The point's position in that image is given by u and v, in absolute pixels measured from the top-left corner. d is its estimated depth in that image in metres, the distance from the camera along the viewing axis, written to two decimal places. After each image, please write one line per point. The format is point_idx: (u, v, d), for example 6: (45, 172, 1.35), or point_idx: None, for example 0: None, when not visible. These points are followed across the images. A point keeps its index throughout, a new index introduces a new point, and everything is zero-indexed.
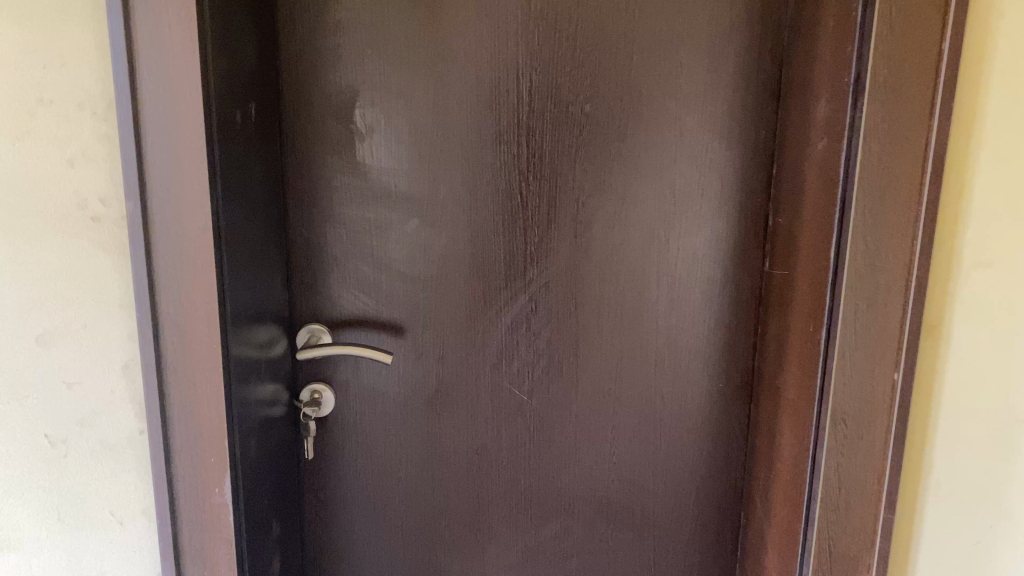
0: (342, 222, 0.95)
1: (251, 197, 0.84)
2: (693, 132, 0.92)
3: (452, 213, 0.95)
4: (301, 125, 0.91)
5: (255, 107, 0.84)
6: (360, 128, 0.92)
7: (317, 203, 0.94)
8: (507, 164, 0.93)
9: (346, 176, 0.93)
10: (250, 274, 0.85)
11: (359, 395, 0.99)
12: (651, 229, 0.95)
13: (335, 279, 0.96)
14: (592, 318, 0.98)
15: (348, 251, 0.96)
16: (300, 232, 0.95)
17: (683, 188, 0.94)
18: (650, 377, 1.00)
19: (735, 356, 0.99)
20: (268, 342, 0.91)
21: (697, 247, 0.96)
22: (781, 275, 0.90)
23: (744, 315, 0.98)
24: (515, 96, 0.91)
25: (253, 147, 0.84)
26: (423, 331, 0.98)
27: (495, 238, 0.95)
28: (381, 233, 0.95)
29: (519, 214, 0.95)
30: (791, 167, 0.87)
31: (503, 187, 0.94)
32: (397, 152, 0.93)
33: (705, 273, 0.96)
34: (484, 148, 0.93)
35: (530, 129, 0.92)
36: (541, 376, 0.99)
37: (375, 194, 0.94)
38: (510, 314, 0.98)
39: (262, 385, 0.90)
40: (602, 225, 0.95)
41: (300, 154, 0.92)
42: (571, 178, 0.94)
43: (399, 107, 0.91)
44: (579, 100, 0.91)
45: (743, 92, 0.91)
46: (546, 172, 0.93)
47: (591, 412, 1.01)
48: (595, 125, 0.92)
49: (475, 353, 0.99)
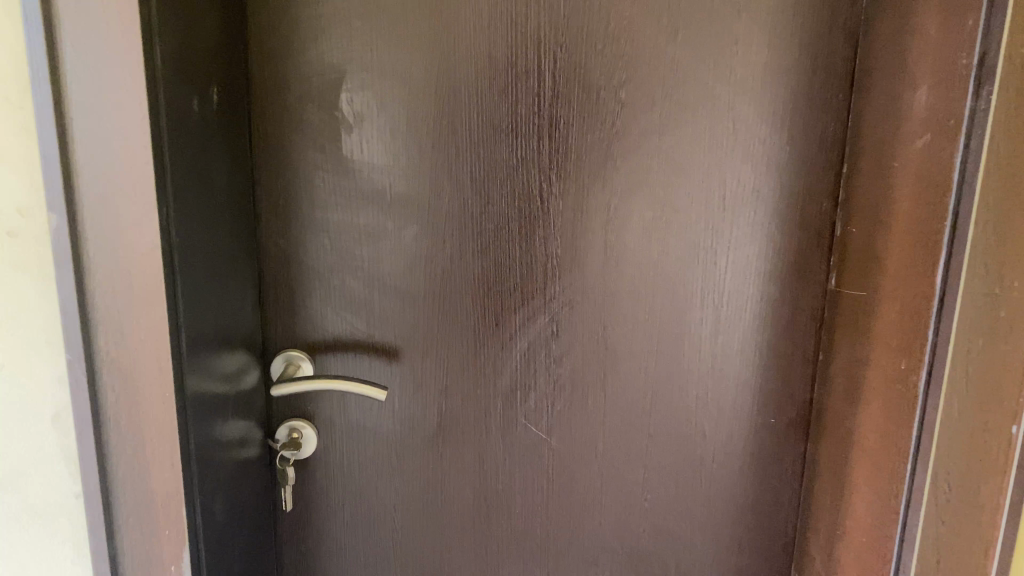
0: (326, 228, 0.80)
1: (213, 201, 0.69)
2: (749, 124, 0.77)
3: (457, 219, 0.79)
4: (276, 113, 0.76)
5: (218, 91, 0.69)
6: (346, 116, 0.77)
7: (295, 207, 0.79)
8: (525, 162, 0.78)
9: (330, 174, 0.78)
10: (212, 298, 0.70)
11: (347, 433, 0.84)
12: (696, 239, 0.80)
13: (318, 296, 0.82)
14: (623, 344, 0.83)
15: (333, 265, 0.81)
16: (276, 241, 0.80)
17: (735, 190, 0.78)
18: (690, 412, 0.85)
19: (790, 389, 0.84)
20: (235, 376, 0.76)
21: (749, 261, 0.80)
22: (854, 296, 0.75)
23: (802, 341, 0.83)
24: (535, 78, 0.76)
25: (217, 142, 0.69)
26: (423, 357, 0.83)
27: (508, 250, 0.80)
28: (373, 242, 0.80)
29: (538, 220, 0.79)
30: (874, 167, 0.72)
31: (519, 188, 0.79)
32: (392, 146, 0.78)
33: (756, 291, 0.81)
34: (497, 142, 0.77)
35: (553, 119, 0.77)
36: (562, 411, 0.85)
37: (365, 196, 0.79)
38: (526, 339, 0.83)
39: (229, 425, 0.75)
40: (635, 234, 0.80)
41: (275, 148, 0.77)
42: (600, 177, 0.78)
43: (394, 91, 0.76)
44: (612, 84, 0.76)
45: (810, 76, 0.75)
46: (569, 171, 0.78)
47: (621, 453, 0.86)
48: (631, 114, 0.77)
49: (485, 384, 0.84)
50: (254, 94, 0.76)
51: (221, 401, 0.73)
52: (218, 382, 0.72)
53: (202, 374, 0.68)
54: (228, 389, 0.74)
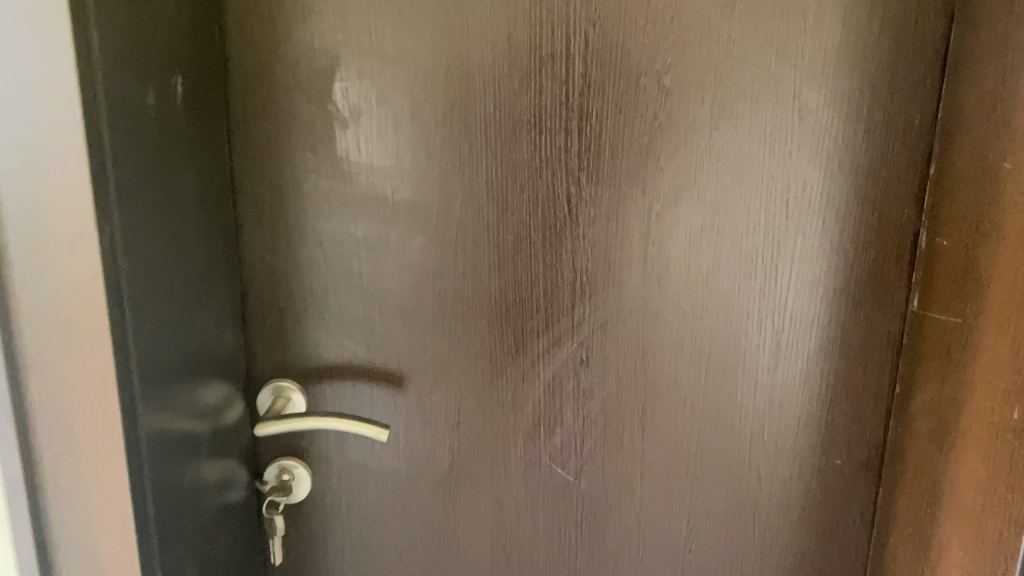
0: (320, 241, 0.68)
1: (179, 212, 0.58)
2: (817, 116, 0.64)
3: (471, 228, 0.68)
4: (259, 107, 0.65)
5: (184, 80, 0.57)
6: (341, 109, 0.65)
7: (282, 216, 0.68)
8: (551, 162, 0.66)
9: (323, 178, 0.67)
10: (179, 325, 0.59)
11: (345, 473, 0.74)
12: (753, 252, 0.68)
13: (312, 318, 0.71)
14: (665, 375, 0.71)
15: (328, 283, 0.70)
16: (261, 256, 0.69)
17: (800, 195, 0.66)
18: (742, 453, 0.73)
19: (861, 427, 0.72)
20: (215, 410, 0.66)
21: (816, 279, 0.68)
22: (947, 321, 0.63)
23: (876, 372, 0.70)
24: (562, 63, 0.64)
25: (184, 142, 0.58)
26: (432, 388, 0.72)
27: (529, 265, 0.69)
28: (373, 257, 0.69)
29: (565, 230, 0.68)
30: (976, 169, 0.60)
31: (543, 193, 0.67)
32: (395, 144, 0.66)
33: (822, 314, 0.69)
34: (518, 139, 0.66)
35: (585, 111, 0.65)
36: (592, 451, 0.73)
37: (364, 203, 0.67)
38: (551, 368, 0.71)
39: (206, 469, 0.65)
40: (681, 247, 0.68)
41: (258, 147, 0.66)
42: (639, 179, 0.67)
43: (397, 81, 0.65)
44: (655, 70, 0.64)
45: (894, 60, 0.63)
46: (602, 173, 0.66)
47: (662, 498, 0.75)
48: (677, 104, 0.65)
49: (503, 420, 0.73)
50: (232, 84, 0.65)
51: (195, 441, 0.62)
52: (190, 421, 0.61)
53: (169, 416, 0.57)
54: (203, 428, 0.64)
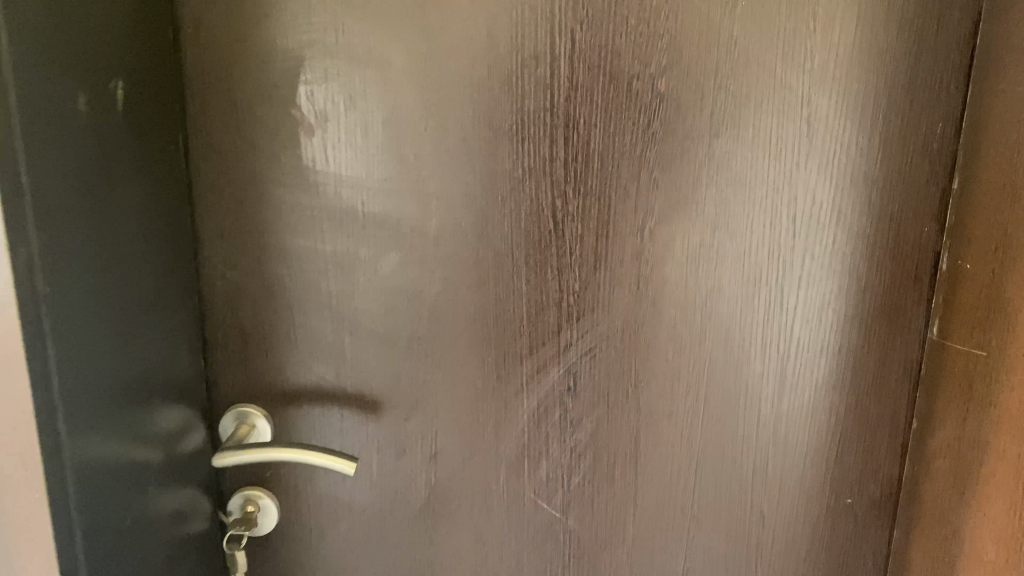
0: (286, 257, 0.63)
1: (121, 230, 0.53)
2: (826, 124, 0.58)
3: (448, 245, 0.62)
4: (217, 111, 0.60)
5: (127, 86, 0.52)
6: (307, 114, 0.60)
7: (244, 230, 0.62)
8: (535, 174, 0.61)
9: (288, 190, 0.61)
10: (123, 352, 0.54)
11: (315, 505, 0.69)
12: (757, 273, 0.62)
13: (277, 339, 0.65)
14: (660, 405, 0.65)
15: (295, 302, 0.64)
16: (222, 273, 0.64)
17: (809, 211, 0.60)
18: (744, 490, 0.67)
19: (874, 464, 0.66)
20: (169, 439, 0.61)
21: (825, 303, 0.62)
22: (969, 353, 0.57)
23: (891, 404, 0.64)
24: (546, 65, 0.58)
25: (127, 154, 0.53)
26: (407, 415, 0.67)
27: (512, 285, 0.63)
28: (343, 275, 0.63)
29: (550, 248, 0.62)
30: (1003, 186, 0.53)
31: (525, 207, 0.61)
32: (366, 153, 0.60)
33: (831, 341, 0.63)
34: (499, 148, 0.60)
35: (572, 117, 0.59)
36: (580, 484, 0.68)
37: (332, 217, 0.62)
38: (535, 396, 0.66)
39: (158, 503, 0.60)
40: (677, 267, 0.62)
41: (216, 155, 0.61)
42: (631, 192, 0.61)
43: (367, 84, 0.59)
44: (649, 73, 0.58)
45: (913, 63, 0.57)
46: (591, 185, 0.61)
47: (656, 536, 0.69)
48: (673, 111, 0.59)
49: (484, 451, 0.67)
50: (187, 86, 0.59)
51: (144, 476, 0.57)
52: (138, 453, 0.56)
53: (110, 453, 0.52)
54: (155, 459, 0.59)
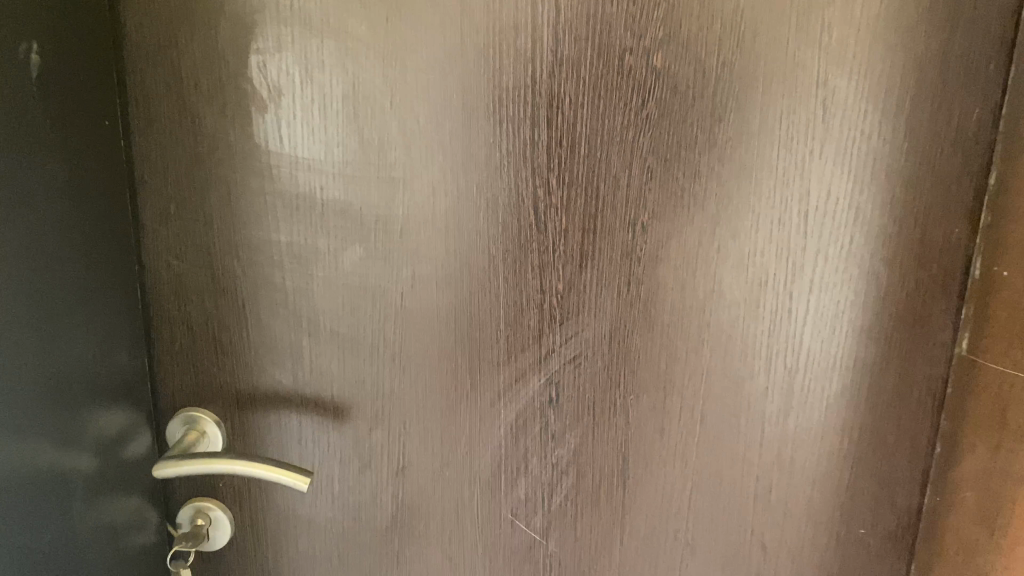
0: (237, 247, 0.57)
1: (40, 214, 0.47)
2: (845, 109, 0.51)
3: (417, 238, 0.56)
4: (159, 83, 0.53)
5: (45, 52, 0.46)
6: (259, 88, 0.53)
7: (190, 218, 0.56)
8: (514, 159, 0.54)
9: (238, 173, 0.55)
10: (44, 352, 0.48)
11: (272, 519, 0.63)
12: (763, 276, 0.55)
13: (229, 338, 0.59)
14: (652, 421, 0.59)
15: (247, 298, 0.58)
16: (167, 263, 0.57)
17: (822, 207, 0.53)
18: (744, 516, 0.60)
19: (890, 492, 0.59)
20: (107, 445, 0.55)
21: (840, 311, 0.55)
22: (1003, 372, 0.51)
23: (912, 426, 0.57)
24: (527, 36, 0.51)
25: (45, 130, 0.46)
26: (372, 424, 0.61)
27: (487, 284, 0.57)
28: (300, 269, 0.57)
29: (531, 243, 0.55)
30: None
31: (503, 197, 0.55)
32: (324, 133, 0.54)
33: (845, 354, 0.56)
34: (474, 129, 0.53)
35: (556, 97, 0.52)
36: (563, 505, 0.62)
37: (287, 204, 0.56)
38: (513, 407, 0.59)
39: (90, 517, 0.54)
40: (672, 267, 0.55)
41: (159, 132, 0.54)
42: (622, 182, 0.54)
43: (325, 55, 0.52)
44: (644, 47, 0.51)
45: (948, 41, 0.50)
46: (577, 174, 0.54)
47: (646, 564, 0.63)
48: (670, 90, 0.52)
49: (457, 465, 0.61)
50: (126, 54, 0.53)
51: (71, 487, 0.51)
52: (65, 461, 0.50)
53: (27, 462, 0.46)
54: (86, 467, 0.53)
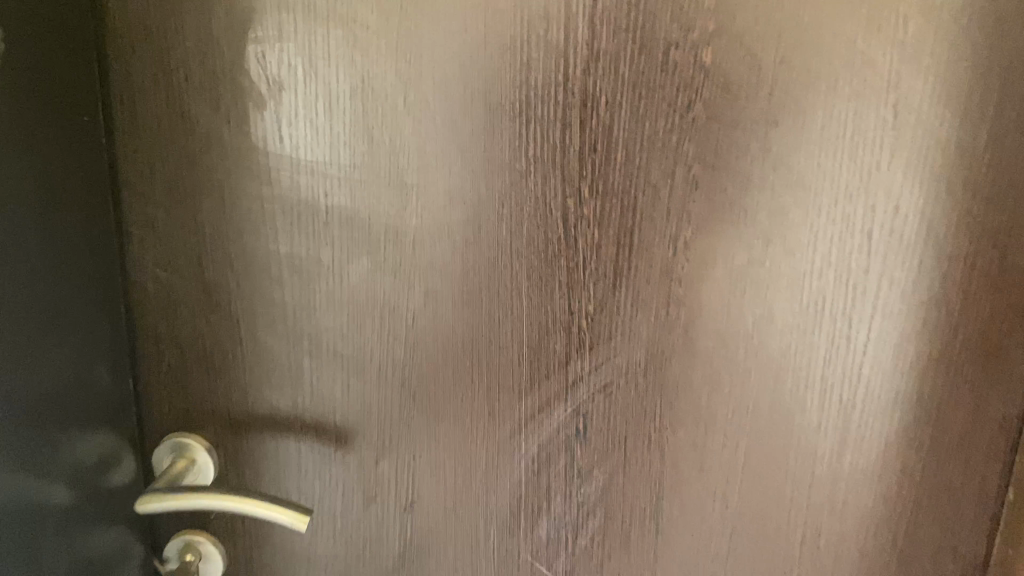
0: (232, 258, 0.51)
1: (8, 221, 0.41)
2: (919, 114, 0.45)
3: (431, 252, 0.50)
4: (146, 76, 0.48)
5: (12, 39, 0.40)
6: (257, 82, 0.48)
7: (180, 225, 0.51)
8: (541, 166, 0.48)
9: (232, 176, 0.50)
10: (12, 377, 0.43)
11: (270, 553, 0.58)
12: (819, 300, 0.49)
13: (222, 357, 0.54)
14: (690, 458, 0.53)
15: (243, 314, 0.53)
16: (154, 275, 0.52)
17: (889, 224, 0.47)
18: (789, 564, 0.55)
19: (954, 542, 0.53)
20: (86, 476, 0.50)
21: (905, 341, 0.49)
22: None
23: (981, 470, 0.51)
24: (558, 28, 0.45)
25: (14, 127, 0.41)
26: (379, 454, 0.55)
27: (507, 304, 0.51)
28: (301, 283, 0.52)
29: (559, 259, 0.50)
30: None
31: (528, 208, 0.49)
32: (330, 133, 0.48)
33: (908, 388, 0.50)
34: (496, 132, 0.48)
35: (590, 96, 0.46)
36: (589, 547, 0.56)
37: (287, 211, 0.50)
38: (535, 440, 0.53)
39: (66, 556, 0.48)
40: (716, 289, 0.49)
41: (145, 131, 0.49)
42: (662, 193, 0.48)
43: (331, 46, 0.46)
44: (692, 42, 0.45)
45: None
46: (612, 183, 0.48)
47: None
48: (721, 92, 0.46)
49: (472, 502, 0.55)
50: (109, 43, 0.47)
51: (46, 524, 0.46)
52: (39, 494, 0.45)
53: None
54: (62, 500, 0.48)
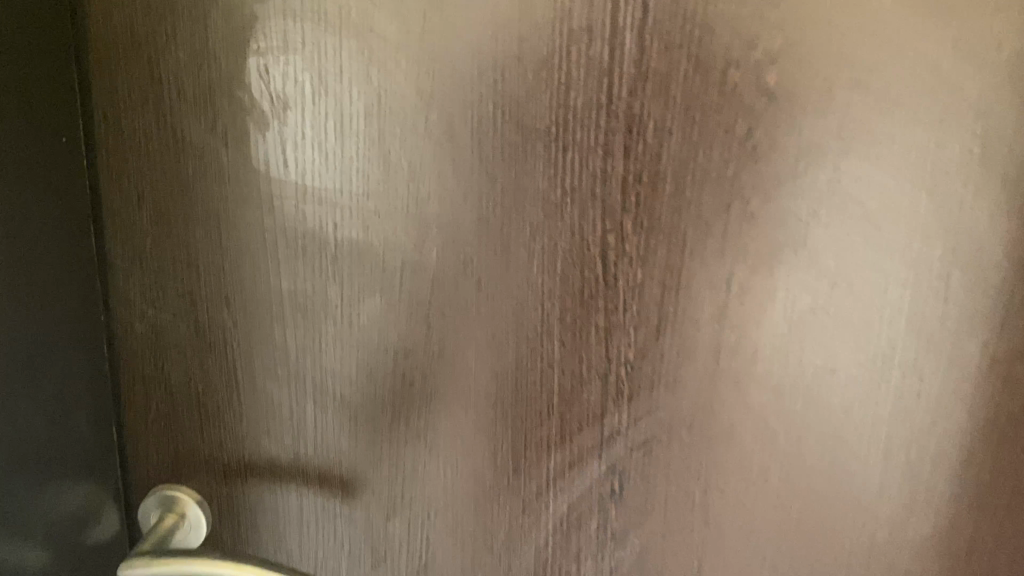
0: (228, 294, 0.46)
1: None
2: (1011, 145, 0.40)
3: (452, 291, 0.45)
4: (133, 91, 0.43)
5: None
6: (259, 99, 0.42)
7: (170, 258, 0.45)
8: (578, 197, 0.43)
9: (229, 204, 0.44)
10: None
11: None
12: (888, 351, 0.43)
13: (216, 402, 0.49)
14: (736, 521, 0.47)
15: (240, 355, 0.47)
16: (141, 312, 0.47)
17: (971, 268, 0.42)
18: None
19: None
20: (61, 536, 0.45)
21: (982, 397, 0.44)
22: None
23: None
24: (602, 42, 0.40)
25: None
26: (389, 510, 0.50)
27: (537, 350, 0.45)
28: (306, 322, 0.46)
29: (596, 301, 0.44)
30: None
31: (562, 244, 0.43)
32: (340, 158, 0.43)
33: (983, 449, 0.45)
34: (529, 159, 0.42)
35: (637, 120, 0.41)
36: None
37: (290, 244, 0.45)
38: (564, 498, 0.48)
39: None
40: (772, 337, 0.44)
41: (132, 152, 0.44)
42: (715, 229, 0.42)
43: (344, 59, 0.41)
44: (755, 60, 0.39)
45: None
46: (659, 218, 0.42)
47: None
48: (786, 117, 0.40)
49: (492, 563, 0.50)
50: (91, 54, 0.42)
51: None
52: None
53: None
54: (32, 561, 0.44)
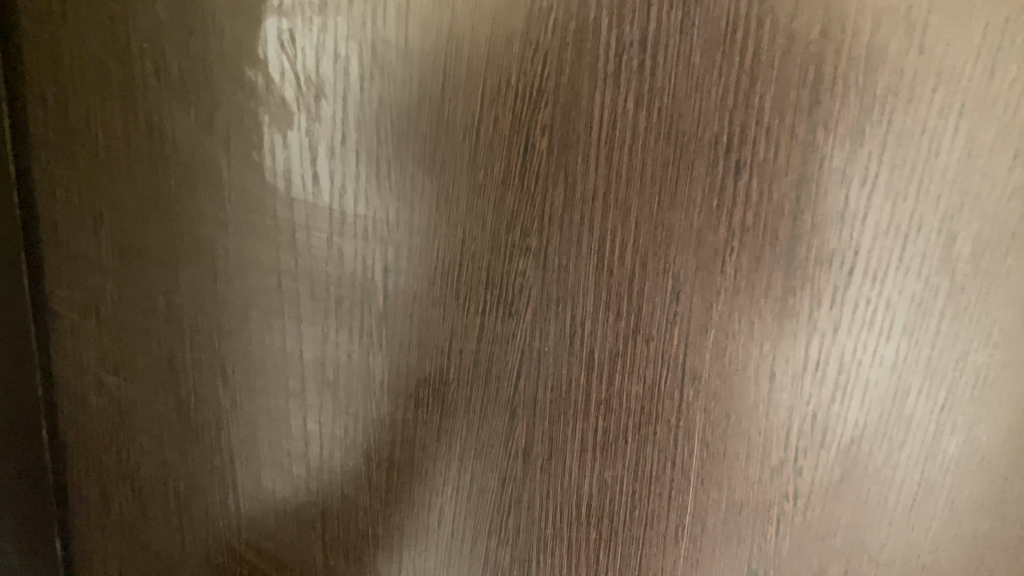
0: (225, 360, 0.35)
1: None
2: None
3: (551, 365, 0.32)
4: (102, 91, 0.32)
5: None
6: (280, 90, 0.31)
7: (145, 309, 0.35)
8: (751, 241, 0.29)
9: (235, 237, 0.33)
10: None
11: None
12: None
13: (205, 500, 0.37)
14: None
15: (241, 439, 0.36)
16: (99, 378, 0.36)
17: None
18: None
19: None
20: None
21: None
22: None
23: None
24: (811, 11, 0.26)
25: None
26: None
27: (667, 452, 0.32)
28: (334, 402, 0.34)
29: (763, 392, 0.30)
30: None
31: (719, 308, 0.30)
32: (396, 175, 0.31)
33: None
34: (681, 182, 0.29)
35: (853, 131, 0.27)
36: None
37: (318, 295, 0.33)
38: None
39: None
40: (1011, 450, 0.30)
41: (101, 162, 0.33)
42: (950, 297, 0.28)
43: (410, 27, 0.29)
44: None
45: None
46: (871, 278, 0.28)
47: None
48: None
49: None
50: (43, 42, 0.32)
51: None
52: None
53: None
54: None
